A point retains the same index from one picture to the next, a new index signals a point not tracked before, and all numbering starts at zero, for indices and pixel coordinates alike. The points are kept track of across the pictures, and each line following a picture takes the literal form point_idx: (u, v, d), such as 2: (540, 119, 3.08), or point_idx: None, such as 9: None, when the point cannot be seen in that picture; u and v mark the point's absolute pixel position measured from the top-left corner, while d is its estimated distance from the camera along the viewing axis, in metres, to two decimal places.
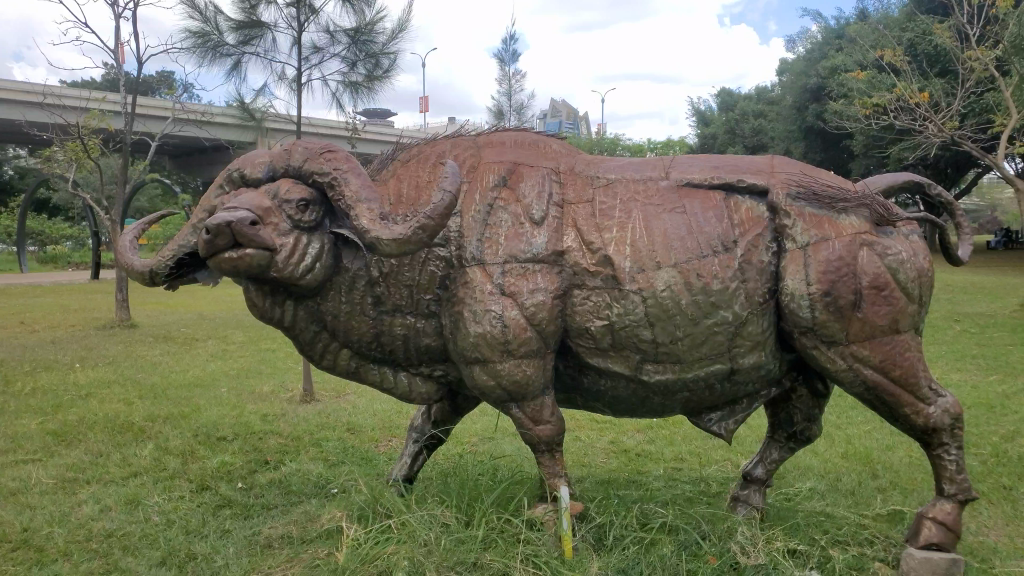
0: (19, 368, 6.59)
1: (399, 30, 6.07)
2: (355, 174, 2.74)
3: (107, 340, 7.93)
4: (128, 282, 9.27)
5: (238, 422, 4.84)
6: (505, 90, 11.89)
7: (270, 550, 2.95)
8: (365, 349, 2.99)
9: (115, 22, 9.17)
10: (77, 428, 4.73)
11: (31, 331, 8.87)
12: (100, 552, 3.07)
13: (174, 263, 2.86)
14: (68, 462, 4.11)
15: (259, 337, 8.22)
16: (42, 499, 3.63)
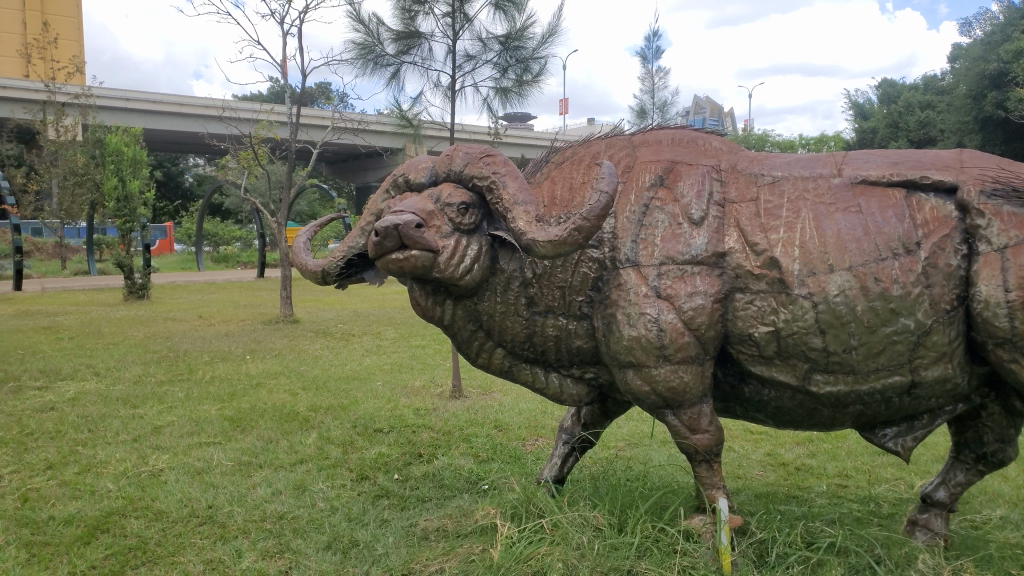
0: (200, 358, 7.20)
1: (550, 34, 6.10)
2: (514, 178, 2.76)
3: (273, 334, 8.51)
4: (292, 280, 9.91)
5: (392, 415, 5.02)
6: (648, 87, 11.73)
7: (427, 543, 3.04)
8: (518, 349, 3.01)
9: (284, 38, 9.82)
10: (249, 416, 5.09)
11: (209, 325, 9.67)
12: (274, 532, 3.29)
13: (345, 263, 3.03)
14: (243, 446, 4.44)
15: (410, 333, 8.52)
16: (223, 479, 3.94)
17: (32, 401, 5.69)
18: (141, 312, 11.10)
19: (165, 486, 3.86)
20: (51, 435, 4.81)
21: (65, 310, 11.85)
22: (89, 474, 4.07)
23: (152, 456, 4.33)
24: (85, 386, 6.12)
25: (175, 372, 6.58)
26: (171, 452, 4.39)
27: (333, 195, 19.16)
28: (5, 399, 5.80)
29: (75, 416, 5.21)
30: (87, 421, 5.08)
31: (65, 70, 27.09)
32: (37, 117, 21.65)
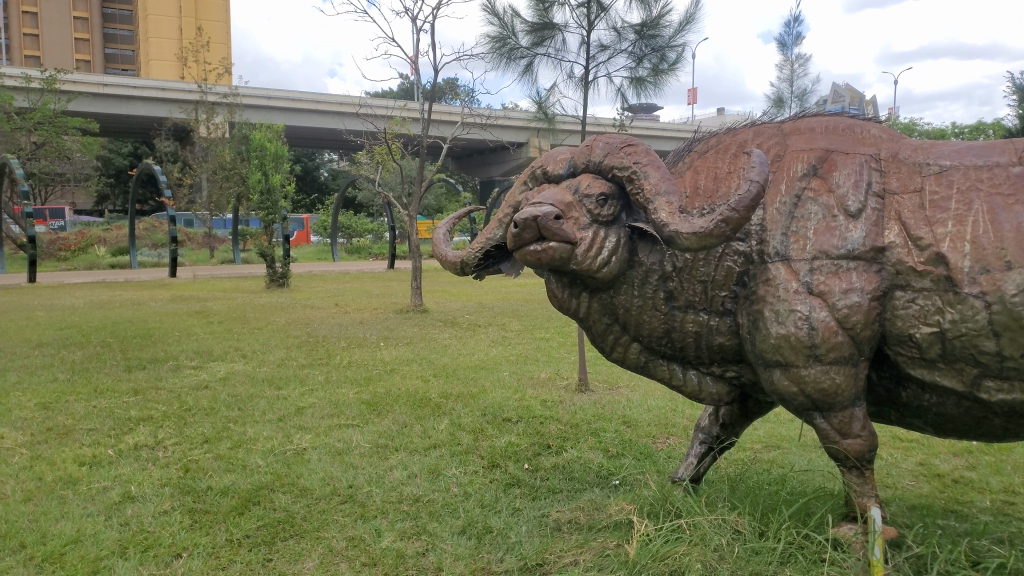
0: (338, 344, 7.55)
1: (688, 21, 5.95)
2: (656, 168, 2.70)
3: (404, 323, 8.79)
4: (422, 271, 10.19)
5: (520, 406, 5.06)
6: (786, 75, 11.29)
7: (560, 534, 3.04)
8: (656, 345, 2.94)
9: (417, 35, 10.09)
10: (384, 400, 5.28)
11: (344, 312, 10.11)
12: (411, 514, 3.39)
13: (482, 255, 3.07)
14: (379, 430, 4.60)
15: (535, 325, 8.56)
16: (362, 460, 4.10)
17: (189, 379, 6.16)
18: (281, 299, 11.75)
19: (308, 464, 4.06)
20: (206, 411, 5.17)
21: (215, 296, 12.73)
22: (240, 450, 4.35)
23: (296, 435, 4.57)
24: (234, 367, 6.57)
25: (314, 357, 6.92)
26: (313, 432, 4.62)
27: (459, 188, 19.57)
28: (166, 376, 6.30)
29: (227, 394, 5.59)
30: (237, 400, 5.44)
31: (215, 73, 29.13)
32: (190, 116, 23.41)
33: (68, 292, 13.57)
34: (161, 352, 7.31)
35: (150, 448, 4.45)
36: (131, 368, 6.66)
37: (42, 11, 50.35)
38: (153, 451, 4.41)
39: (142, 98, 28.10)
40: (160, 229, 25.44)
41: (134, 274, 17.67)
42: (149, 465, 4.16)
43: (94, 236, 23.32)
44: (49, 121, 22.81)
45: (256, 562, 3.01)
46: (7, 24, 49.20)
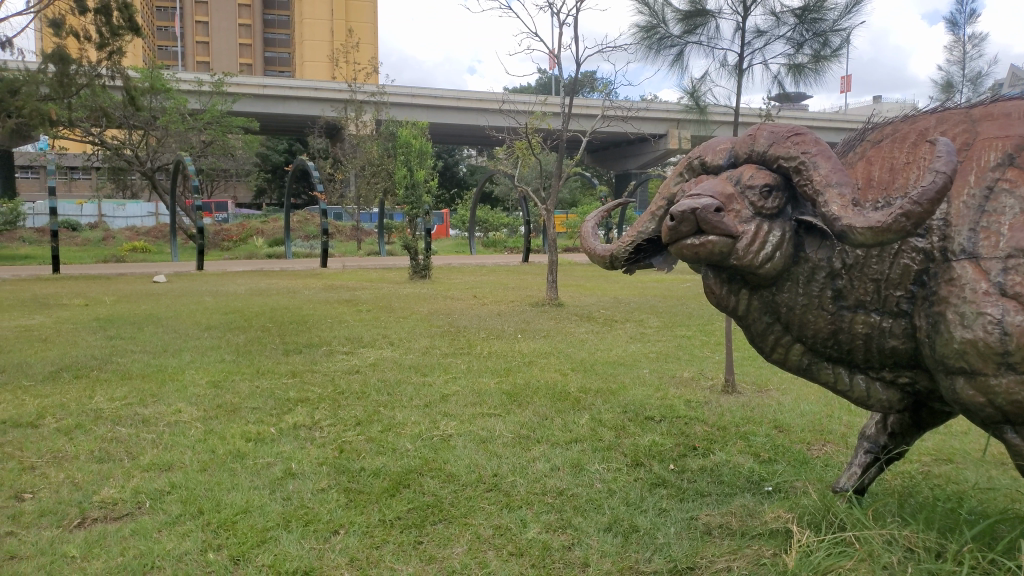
0: (478, 335, 7.70)
1: (854, 3, 5.62)
2: (827, 158, 2.54)
3: (541, 316, 8.84)
4: (558, 264, 10.18)
5: (663, 404, 4.95)
6: (956, 58, 10.46)
7: (711, 538, 2.95)
8: (820, 346, 2.78)
9: (560, 29, 10.10)
10: (524, 392, 5.31)
11: (482, 304, 10.30)
12: (556, 507, 3.39)
13: (633, 249, 3.01)
14: (521, 420, 4.64)
15: (676, 323, 8.34)
16: (506, 449, 4.14)
17: (341, 363, 6.48)
18: (423, 290, 12.13)
19: (453, 450, 4.16)
20: (358, 395, 5.42)
21: (362, 285, 13.34)
22: (389, 433, 4.52)
23: (442, 421, 4.69)
24: (382, 353, 6.84)
25: (456, 346, 7.08)
26: (458, 419, 4.72)
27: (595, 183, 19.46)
28: (320, 360, 6.66)
29: (376, 379, 5.83)
30: (385, 385, 5.66)
31: (364, 73, 30.52)
32: (341, 115, 24.65)
33: (231, 280, 14.66)
34: (315, 337, 7.74)
35: (308, 428, 4.72)
36: (288, 352, 7.08)
37: (211, 20, 54.96)
38: (310, 431, 4.66)
39: (297, 97, 29.93)
40: (312, 221, 26.99)
41: (289, 264, 18.83)
42: (307, 444, 4.40)
43: (253, 228, 25.08)
44: (216, 121, 24.76)
45: (408, 543, 3.12)
46: (182, 33, 54.02)
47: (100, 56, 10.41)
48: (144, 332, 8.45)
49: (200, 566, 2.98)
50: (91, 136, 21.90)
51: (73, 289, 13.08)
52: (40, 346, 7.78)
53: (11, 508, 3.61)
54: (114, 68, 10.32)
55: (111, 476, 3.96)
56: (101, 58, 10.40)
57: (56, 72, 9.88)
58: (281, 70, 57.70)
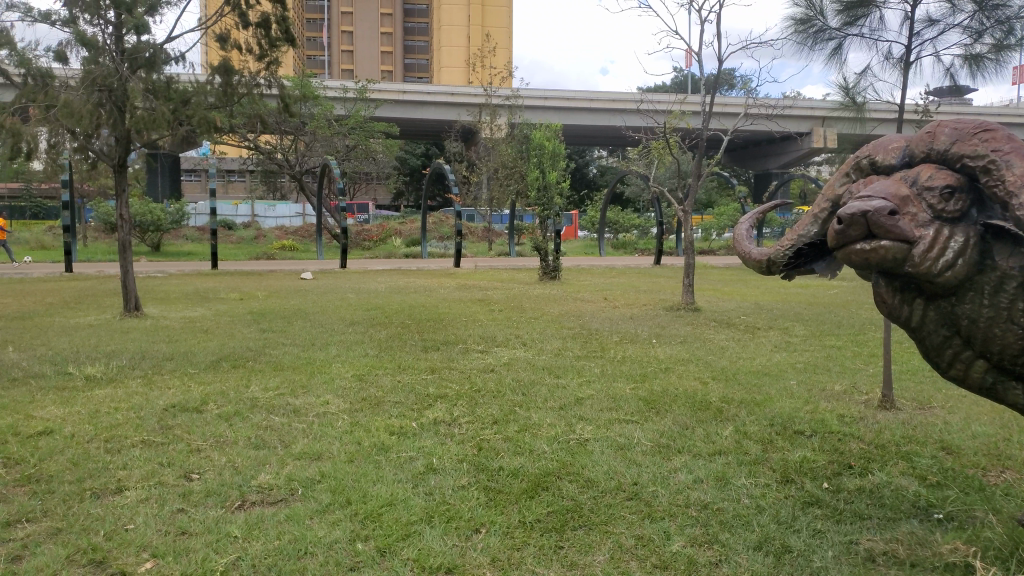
0: (612, 338, 7.60)
1: None
2: (1022, 156, 2.28)
3: (677, 321, 8.62)
4: (695, 268, 9.91)
5: (814, 419, 4.67)
6: None
7: (874, 567, 2.76)
8: (1008, 364, 2.52)
9: (702, 27, 9.82)
10: (663, 399, 5.17)
11: (615, 307, 10.18)
12: (701, 520, 3.27)
13: (793, 253, 2.89)
14: (660, 429, 4.52)
15: (824, 332, 7.90)
16: (645, 458, 4.04)
17: (477, 362, 6.58)
18: (554, 291, 12.16)
19: (591, 456, 4.10)
20: (494, 394, 5.47)
21: (494, 285, 13.54)
22: (526, 434, 4.53)
23: (578, 425, 4.64)
24: (516, 353, 6.88)
25: (589, 349, 7.01)
26: (595, 424, 4.66)
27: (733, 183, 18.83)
28: (457, 358, 6.80)
29: (511, 379, 5.87)
30: (520, 385, 5.69)
31: (498, 77, 31.07)
32: (476, 119, 25.21)
33: (371, 278, 15.31)
34: (451, 335, 7.91)
35: (447, 424, 4.81)
36: (427, 348, 7.27)
37: (356, 29, 57.96)
38: (449, 427, 4.75)
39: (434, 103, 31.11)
40: (446, 223, 27.77)
41: (425, 263, 19.44)
42: (447, 440, 4.48)
43: (391, 229, 26.08)
44: (359, 127, 25.96)
45: (548, 547, 3.10)
46: (329, 42, 57.28)
47: (260, 67, 11.06)
48: (292, 326, 8.94)
49: (349, 554, 3.09)
50: (247, 142, 23.54)
51: (229, 284, 14.08)
52: (202, 336, 8.41)
53: (181, 487, 3.90)
54: (272, 77, 10.90)
55: (267, 462, 4.19)
56: (261, 68, 11.03)
57: (221, 82, 10.68)
58: (419, 76, 60.02)
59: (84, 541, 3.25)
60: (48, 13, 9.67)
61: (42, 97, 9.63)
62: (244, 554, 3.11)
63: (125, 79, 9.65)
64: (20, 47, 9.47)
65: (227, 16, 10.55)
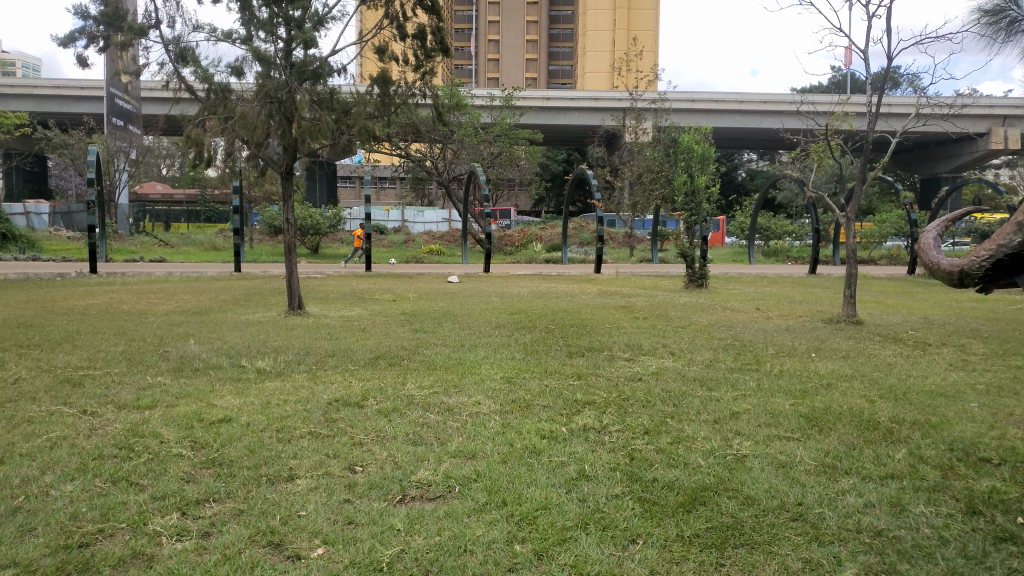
0: (766, 350, 7.29)
1: None
2: None
3: (838, 335, 8.15)
4: (857, 278, 9.33)
5: (1001, 446, 4.27)
6: None
7: None
8: None
9: (870, 23, 9.24)
10: (825, 417, 4.90)
11: (767, 318, 9.77)
12: (875, 548, 3.07)
13: (991, 263, 3.05)
14: (824, 447, 4.28)
15: (1008, 351, 7.21)
16: (809, 478, 3.84)
17: (625, 370, 6.51)
18: (701, 299, 11.86)
19: (750, 472, 3.95)
20: (643, 403, 5.39)
21: (638, 292, 13.39)
22: (680, 446, 4.42)
23: (734, 440, 4.49)
24: (665, 363, 6.74)
25: (743, 361, 6.77)
26: (752, 440, 4.49)
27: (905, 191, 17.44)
28: (604, 364, 6.76)
29: (661, 389, 5.75)
30: (671, 395, 5.57)
31: (644, 81, 30.75)
32: (621, 124, 25.11)
33: (515, 282, 15.57)
34: (597, 341, 7.88)
35: (597, 431, 4.79)
36: (572, 354, 7.28)
37: (503, 38, 59.50)
38: (600, 434, 4.73)
39: (579, 109, 32.78)
40: (588, 229, 27.82)
41: (568, 269, 19.53)
42: (598, 447, 4.46)
43: (533, 234, 26.42)
44: (505, 134, 26.55)
45: (709, 564, 3.01)
46: (477, 52, 59.07)
47: (415, 77, 11.54)
48: (442, 327, 9.25)
49: (508, 555, 3.14)
50: (399, 150, 24.63)
51: (382, 286, 14.75)
52: (360, 334, 8.85)
53: (346, 478, 4.11)
54: (427, 86, 11.33)
55: (425, 459, 4.33)
56: (416, 78, 11.49)
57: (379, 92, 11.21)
58: (562, 82, 60.79)
59: (264, 524, 3.50)
60: (229, 32, 10.54)
61: (222, 110, 10.51)
62: (408, 547, 3.23)
63: (293, 91, 10.35)
64: (205, 65, 10.38)
65: (386, 29, 11.09)
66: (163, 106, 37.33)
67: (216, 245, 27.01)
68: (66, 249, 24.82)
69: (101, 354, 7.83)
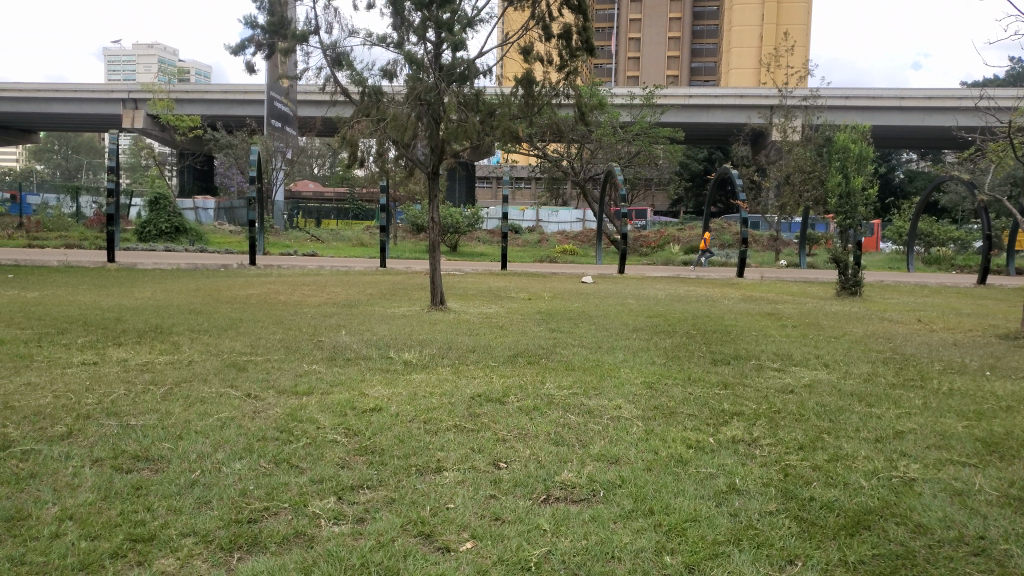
0: (933, 366, 6.75)
1: None
2: None
3: (1017, 352, 7.43)
4: None
5: None
6: None
7: None
8: None
9: None
10: (1007, 443, 4.45)
11: (930, 331, 9.06)
12: None
13: None
14: (1007, 477, 3.89)
15: None
16: (991, 509, 3.50)
17: (774, 381, 6.22)
18: (855, 308, 11.17)
19: (921, 498, 3.66)
20: (796, 417, 5.12)
21: (785, 298, 12.82)
22: (839, 464, 4.17)
23: (901, 461, 4.17)
24: (818, 375, 6.38)
25: (906, 377, 6.29)
26: (921, 462, 4.16)
27: None
28: (751, 374, 6.49)
29: (815, 403, 5.44)
30: (826, 410, 5.26)
31: (794, 77, 29.44)
32: (769, 122, 24.17)
33: (652, 284, 15.34)
34: (742, 349, 7.59)
35: (747, 444, 4.60)
36: (717, 362, 7.04)
37: (643, 36, 58.70)
38: (749, 447, 4.54)
39: (723, 106, 32.43)
40: (729, 231, 26.98)
41: (707, 272, 18.98)
42: (749, 461, 4.28)
43: (671, 235, 25.92)
44: (644, 133, 26.27)
45: None
46: (617, 51, 58.76)
47: (559, 77, 11.57)
48: (580, 328, 9.21)
49: (656, 566, 3.06)
50: (537, 150, 24.87)
51: (518, 284, 14.92)
52: (499, 331, 8.98)
53: (491, 473, 4.16)
54: (571, 86, 11.34)
55: (568, 460, 4.32)
56: (560, 78, 11.53)
57: (524, 93, 11.30)
58: (705, 79, 59.62)
59: (415, 514, 3.60)
60: (383, 37, 10.98)
61: (374, 111, 10.95)
62: (555, 548, 3.22)
63: (441, 93, 10.64)
64: (359, 69, 10.89)
65: (531, 30, 11.20)
66: (317, 109, 39.60)
67: (361, 241, 28.33)
68: (229, 241, 26.85)
69: (262, 341, 8.39)
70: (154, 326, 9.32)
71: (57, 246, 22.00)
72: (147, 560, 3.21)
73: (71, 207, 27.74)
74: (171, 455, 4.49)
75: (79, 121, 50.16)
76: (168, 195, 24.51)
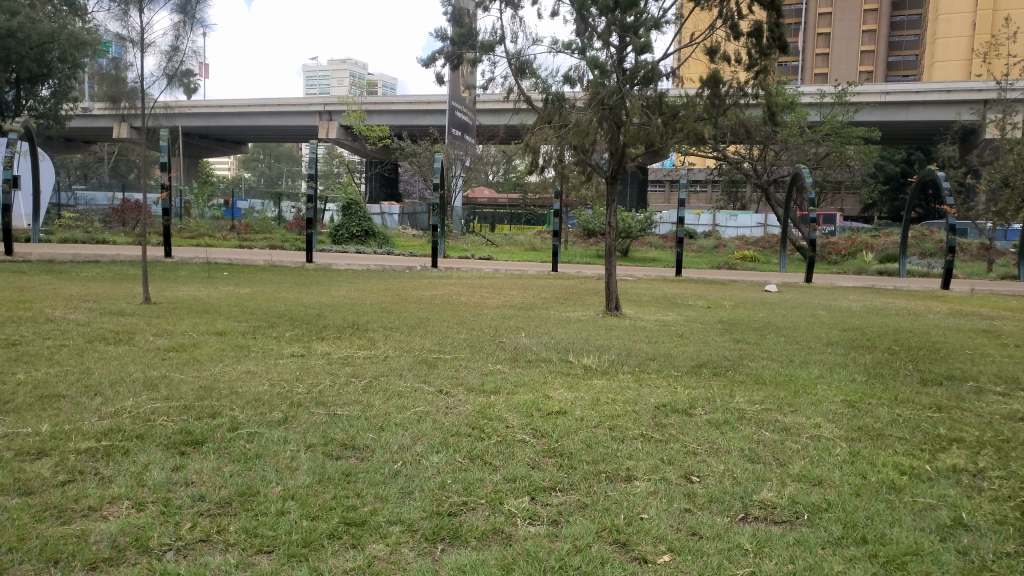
0: None
1: None
2: None
3: None
4: None
5: None
6: None
7: None
8: None
9: None
10: None
11: None
12: None
13: None
14: None
15: None
16: None
17: (998, 407, 5.58)
18: None
19: None
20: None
21: (1002, 314, 11.53)
22: None
23: None
24: None
25: None
26: None
27: None
28: (970, 397, 5.87)
29: None
30: None
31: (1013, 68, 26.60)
32: (982, 118, 21.93)
33: (843, 294, 14.37)
34: (956, 369, 6.90)
35: (972, 475, 4.16)
36: (927, 382, 6.44)
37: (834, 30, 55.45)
38: (975, 479, 4.10)
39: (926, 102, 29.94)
40: (931, 238, 24.77)
41: (905, 283, 17.52)
42: (975, 494, 3.87)
43: (863, 242, 24.19)
44: (835, 132, 24.76)
45: None
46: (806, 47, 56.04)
47: (748, 77, 11.12)
48: (767, 339, 8.80)
49: None
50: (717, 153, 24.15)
51: (696, 291, 14.53)
52: (680, 340, 8.78)
53: (684, 486, 4.06)
54: (760, 86, 10.81)
55: (765, 479, 4.12)
56: (748, 78, 11.05)
57: (710, 94, 10.96)
58: (905, 74, 55.39)
59: (609, 521, 3.59)
60: (567, 43, 11.08)
61: (557, 117, 11.06)
62: (758, 569, 3.09)
63: (624, 96, 10.55)
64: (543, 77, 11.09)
65: (718, 29, 10.86)
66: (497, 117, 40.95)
67: (535, 245, 28.86)
68: (412, 245, 28.31)
69: (449, 340, 8.76)
70: (351, 322, 9.98)
71: (263, 247, 24.27)
72: (360, 543, 3.42)
73: (275, 211, 30.42)
74: (375, 445, 4.77)
75: (283, 134, 55.12)
76: (358, 200, 26.25)
